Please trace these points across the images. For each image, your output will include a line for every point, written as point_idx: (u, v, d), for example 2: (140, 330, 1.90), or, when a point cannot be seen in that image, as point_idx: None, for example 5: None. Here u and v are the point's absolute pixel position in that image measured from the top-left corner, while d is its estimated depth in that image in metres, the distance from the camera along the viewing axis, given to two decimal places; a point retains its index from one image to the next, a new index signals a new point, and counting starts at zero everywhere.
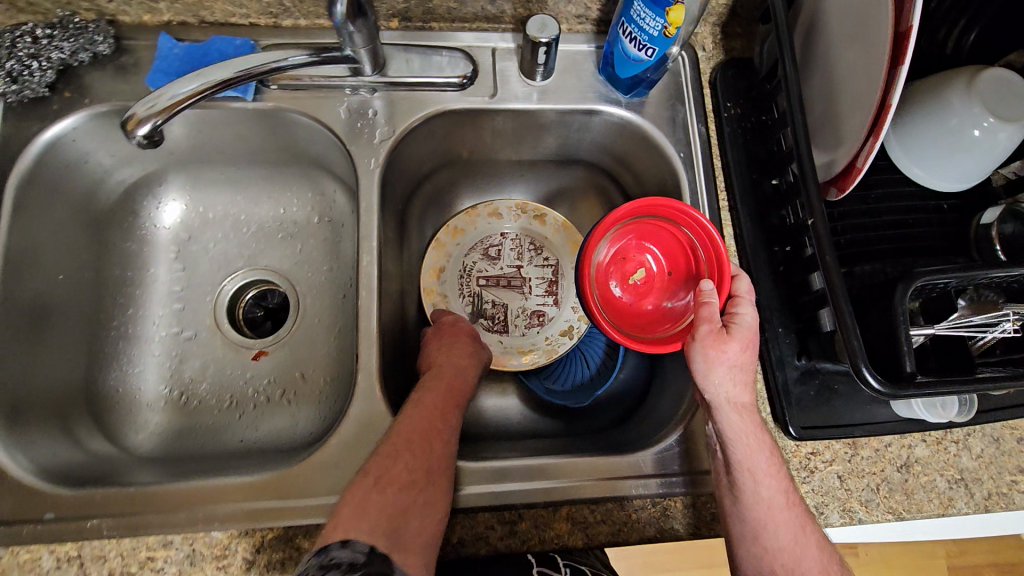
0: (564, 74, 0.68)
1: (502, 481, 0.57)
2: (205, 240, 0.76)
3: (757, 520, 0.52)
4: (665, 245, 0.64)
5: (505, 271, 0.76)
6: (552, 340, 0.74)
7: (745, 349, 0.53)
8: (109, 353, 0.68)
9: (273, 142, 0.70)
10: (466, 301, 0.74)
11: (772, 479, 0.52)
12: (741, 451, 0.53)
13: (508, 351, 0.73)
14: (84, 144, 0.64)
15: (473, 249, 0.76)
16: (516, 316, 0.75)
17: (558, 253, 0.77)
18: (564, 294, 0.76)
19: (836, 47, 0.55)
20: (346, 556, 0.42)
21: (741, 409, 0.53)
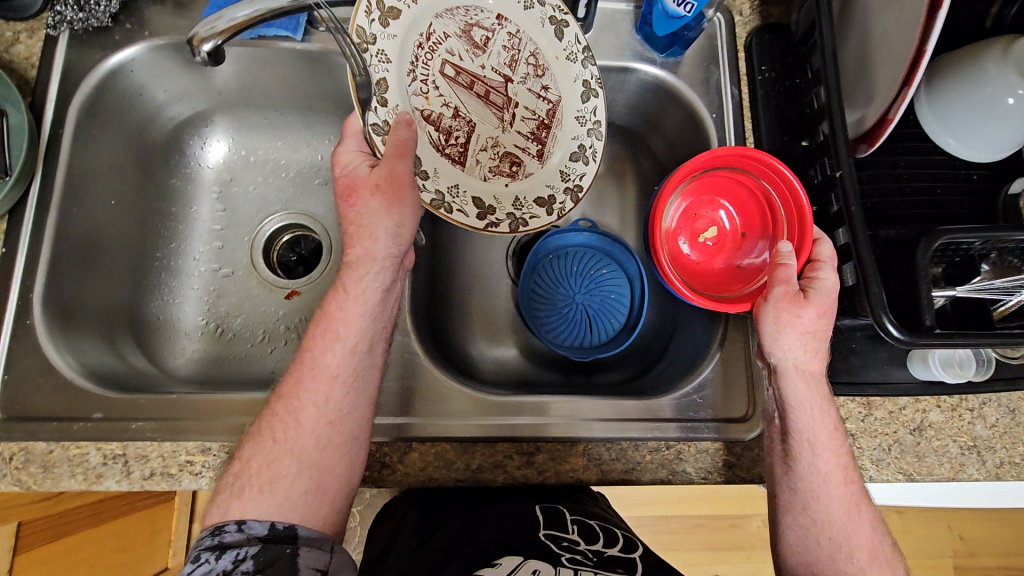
0: (603, 30, 0.70)
1: (521, 415, 0.59)
2: (245, 182, 0.79)
3: (809, 491, 0.53)
4: (740, 204, 0.67)
5: (482, 71, 0.63)
6: (520, 204, 0.64)
7: (823, 316, 0.53)
8: (153, 281, 0.72)
9: (315, 86, 0.73)
10: (421, 89, 0.61)
11: (831, 452, 0.54)
12: (803, 422, 0.53)
13: (455, 197, 0.61)
14: (141, 76, 0.67)
15: (452, 15, 0.61)
16: (484, 147, 0.64)
17: (559, 84, 0.64)
18: (550, 147, 0.65)
19: (874, 6, 0.56)
20: (237, 541, 0.45)
21: (807, 380, 0.53)
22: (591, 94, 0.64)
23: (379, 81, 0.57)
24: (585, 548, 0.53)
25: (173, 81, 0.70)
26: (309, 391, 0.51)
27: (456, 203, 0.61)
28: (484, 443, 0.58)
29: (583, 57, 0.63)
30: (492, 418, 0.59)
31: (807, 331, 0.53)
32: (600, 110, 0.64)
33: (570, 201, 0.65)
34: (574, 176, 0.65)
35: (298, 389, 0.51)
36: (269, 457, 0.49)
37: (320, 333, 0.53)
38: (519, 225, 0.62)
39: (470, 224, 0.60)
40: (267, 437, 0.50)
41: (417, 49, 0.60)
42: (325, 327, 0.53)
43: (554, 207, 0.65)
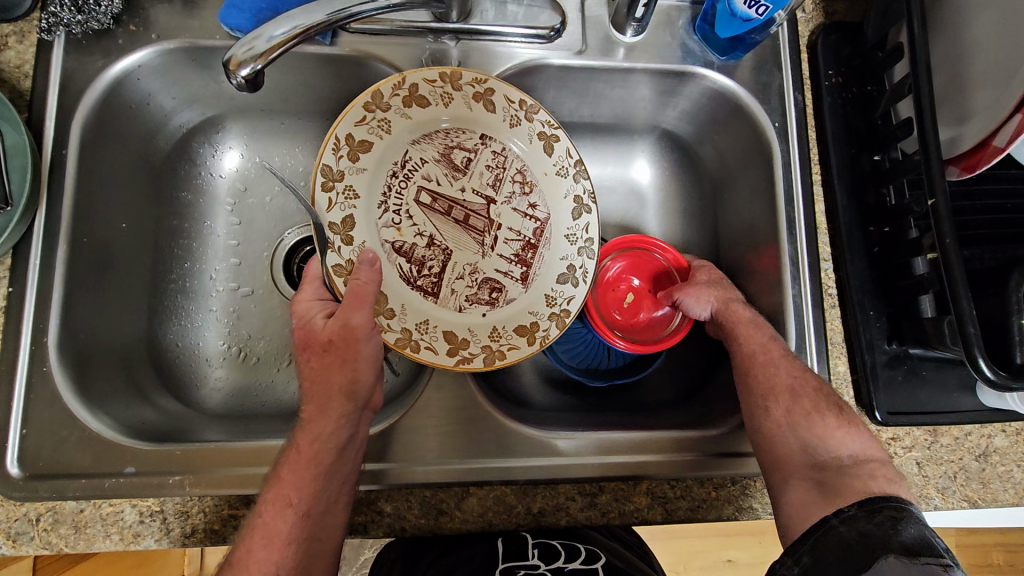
0: (656, 29, 0.64)
1: (582, 456, 0.56)
2: (262, 193, 0.72)
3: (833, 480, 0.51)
4: (636, 267, 0.67)
5: (461, 194, 0.62)
6: (499, 342, 0.58)
7: (709, 279, 0.63)
8: (169, 305, 0.66)
9: (341, 91, 0.66)
10: (392, 221, 0.60)
11: (796, 396, 0.54)
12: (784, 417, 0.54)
13: (422, 338, 0.56)
14: (148, 83, 0.60)
15: (432, 140, 0.61)
16: (460, 275, 0.61)
17: (550, 202, 0.62)
18: (533, 271, 0.62)
19: (975, 14, 0.51)
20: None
21: (757, 357, 0.56)
22: (583, 210, 0.61)
23: (348, 215, 0.56)
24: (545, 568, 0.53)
25: (183, 86, 0.63)
26: (258, 560, 0.47)
27: (430, 342, 0.56)
28: (545, 485, 0.55)
29: (575, 171, 0.61)
30: (552, 458, 0.56)
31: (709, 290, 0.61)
32: (592, 228, 0.61)
33: (557, 327, 0.59)
34: (562, 299, 0.61)
35: (261, 539, 0.48)
36: None
37: (285, 478, 0.49)
38: (494, 359, 0.56)
39: (440, 362, 0.55)
40: None
41: (391, 178, 0.59)
42: (277, 492, 0.49)
43: (539, 335, 0.59)
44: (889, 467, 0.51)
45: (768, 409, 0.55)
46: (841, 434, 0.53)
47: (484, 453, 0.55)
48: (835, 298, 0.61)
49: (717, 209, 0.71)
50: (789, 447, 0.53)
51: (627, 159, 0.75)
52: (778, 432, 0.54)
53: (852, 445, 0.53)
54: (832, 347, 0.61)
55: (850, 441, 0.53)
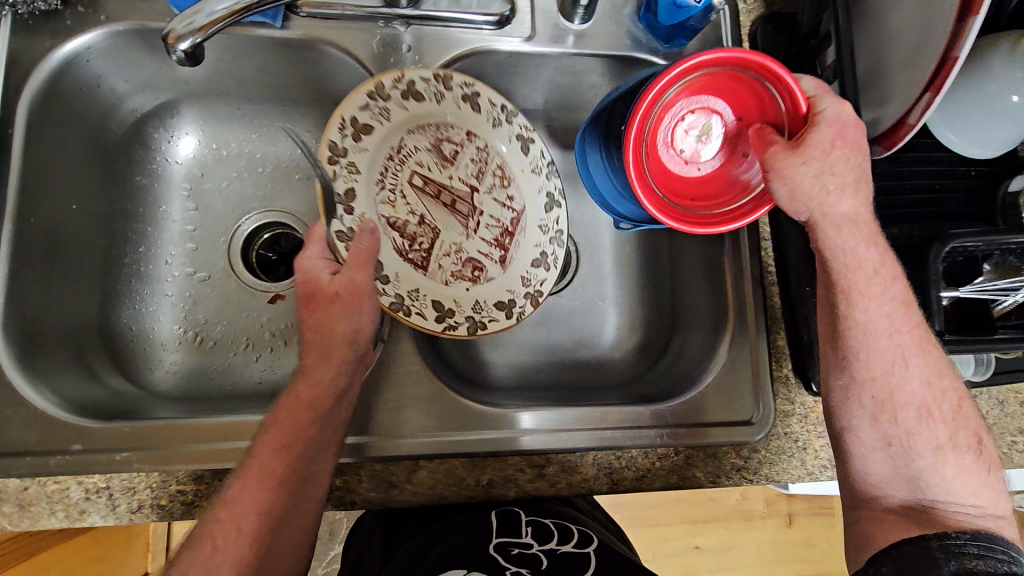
0: (604, 17, 0.66)
1: (530, 432, 0.57)
2: (218, 179, 0.73)
3: (899, 445, 0.51)
4: (732, 99, 0.53)
5: (449, 181, 0.64)
6: (481, 313, 0.60)
7: (825, 166, 0.49)
8: (123, 289, 0.66)
9: (296, 75, 0.67)
10: (387, 196, 0.60)
11: (925, 417, 0.51)
12: (877, 365, 0.51)
13: (415, 302, 0.58)
14: (98, 66, 0.61)
15: (424, 130, 0.62)
16: (447, 253, 0.62)
17: (524, 196, 0.65)
18: (512, 254, 0.64)
19: (891, 3, 0.55)
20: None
21: (875, 339, 0.51)
22: (554, 205, 0.65)
23: (346, 189, 0.57)
24: (538, 548, 0.53)
25: (135, 69, 0.63)
26: (250, 500, 0.46)
27: (420, 308, 0.58)
28: (495, 458, 0.57)
29: (548, 171, 0.65)
30: (501, 431, 0.56)
31: (820, 183, 0.49)
32: (563, 221, 0.64)
33: (532, 305, 0.62)
34: (536, 281, 0.63)
35: (232, 501, 0.47)
36: (223, 547, 0.45)
37: (275, 441, 0.48)
38: (477, 328, 0.59)
39: (430, 329, 0.56)
40: (207, 546, 0.45)
41: (388, 161, 0.60)
42: (274, 437, 0.48)
43: (515, 311, 0.62)
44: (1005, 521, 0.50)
45: (890, 422, 0.51)
46: (977, 481, 0.50)
47: (434, 429, 0.56)
48: (775, 276, 0.65)
49: None
50: (894, 470, 0.51)
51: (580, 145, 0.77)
52: (886, 450, 0.52)
53: (970, 491, 0.50)
54: (772, 321, 0.64)
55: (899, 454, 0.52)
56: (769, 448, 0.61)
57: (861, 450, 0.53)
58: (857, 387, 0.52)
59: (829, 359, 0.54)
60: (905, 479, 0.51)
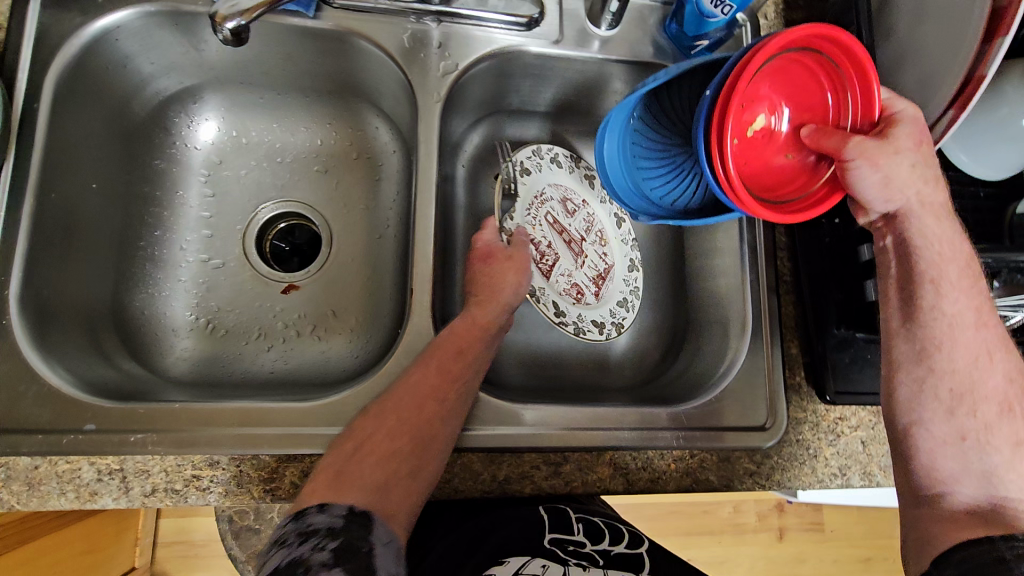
0: (630, 24, 0.68)
1: (546, 424, 0.57)
2: (236, 166, 0.73)
3: (974, 439, 0.49)
4: (791, 88, 0.50)
5: (570, 224, 0.74)
6: (581, 323, 0.70)
7: (915, 159, 0.49)
8: (136, 272, 0.66)
9: (323, 66, 0.68)
10: (530, 219, 0.71)
11: (1005, 412, 0.49)
12: (959, 357, 0.50)
13: (540, 296, 0.69)
14: (126, 45, 0.60)
15: (559, 185, 0.74)
16: (559, 275, 0.71)
17: (617, 256, 0.74)
18: (606, 294, 0.73)
19: (911, 24, 0.57)
20: (323, 521, 0.43)
21: (961, 332, 0.50)
22: (634, 265, 0.75)
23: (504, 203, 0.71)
24: (590, 548, 0.55)
25: (162, 51, 0.63)
26: (422, 394, 0.53)
27: (541, 302, 0.69)
28: (511, 454, 0.57)
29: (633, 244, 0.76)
30: (522, 426, 0.57)
31: (910, 176, 0.49)
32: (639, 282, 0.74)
33: (616, 332, 0.71)
34: (619, 317, 0.72)
35: (405, 388, 0.54)
36: (395, 422, 0.52)
37: (430, 364, 0.55)
38: (579, 331, 0.69)
39: (547, 314, 0.68)
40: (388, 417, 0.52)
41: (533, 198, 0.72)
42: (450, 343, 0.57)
43: (607, 331, 0.71)
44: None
45: (970, 412, 0.49)
46: None
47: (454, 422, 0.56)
48: (790, 285, 0.66)
49: None
50: (966, 465, 0.49)
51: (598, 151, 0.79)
52: (962, 443, 0.49)
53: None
54: (785, 330, 0.65)
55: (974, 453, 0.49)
56: (781, 453, 0.61)
57: (931, 444, 0.50)
58: (935, 374, 0.50)
59: (900, 350, 0.52)
60: (974, 475, 0.48)
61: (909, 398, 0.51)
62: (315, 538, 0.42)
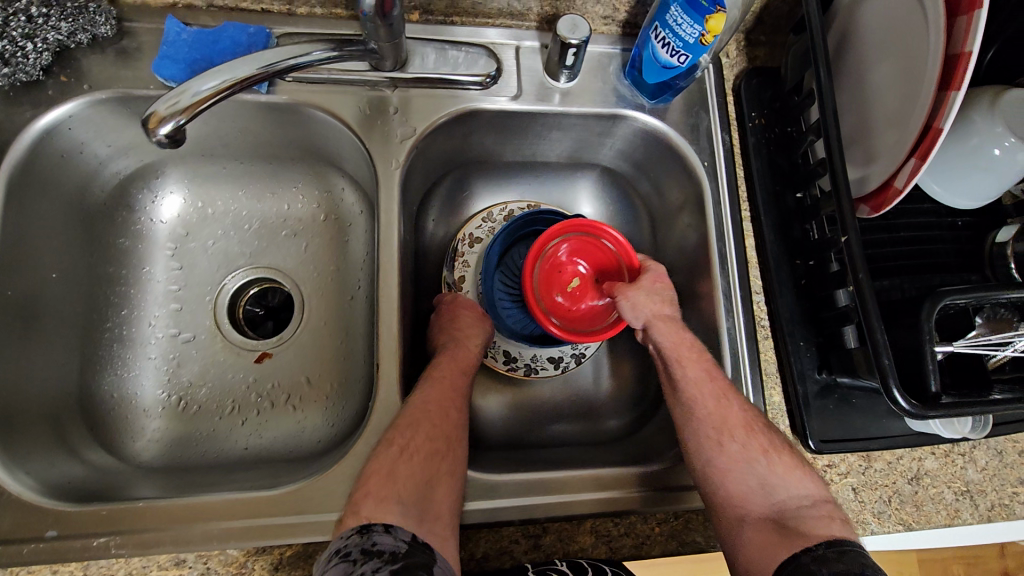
0: (589, 75, 0.68)
1: (527, 494, 0.56)
2: (204, 237, 0.73)
3: (736, 467, 0.54)
4: (589, 255, 0.64)
5: None
6: (535, 361, 0.73)
7: (664, 289, 0.63)
8: (103, 355, 0.65)
9: (282, 134, 0.67)
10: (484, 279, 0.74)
11: (750, 432, 0.55)
12: (708, 408, 0.56)
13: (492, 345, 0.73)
14: (80, 133, 0.60)
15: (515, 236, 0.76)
16: None
17: None
18: None
19: (873, 62, 0.56)
20: (388, 544, 0.43)
21: (699, 387, 0.57)
22: None
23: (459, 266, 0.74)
24: None
25: (117, 134, 0.62)
26: (424, 432, 0.52)
27: (491, 353, 0.73)
28: (489, 529, 0.55)
29: None
30: (499, 500, 0.56)
31: (660, 300, 0.62)
32: None
33: (575, 362, 0.73)
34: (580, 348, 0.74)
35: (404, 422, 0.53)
36: (413, 449, 0.51)
37: (419, 404, 0.54)
38: (530, 370, 0.73)
39: (495, 364, 0.72)
40: (394, 445, 0.51)
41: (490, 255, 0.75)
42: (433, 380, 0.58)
43: (563, 363, 0.73)
44: (839, 509, 0.52)
45: (723, 444, 0.54)
46: (804, 477, 0.53)
47: None
48: (768, 329, 0.64)
49: (656, 237, 0.76)
50: (750, 489, 0.53)
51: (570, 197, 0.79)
52: (732, 471, 0.54)
53: (805, 488, 0.53)
54: (767, 379, 0.63)
55: (778, 481, 0.53)
56: None
57: (720, 478, 0.54)
58: (687, 420, 0.57)
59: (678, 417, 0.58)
60: (756, 499, 0.53)
61: (712, 450, 0.55)
62: (379, 559, 0.41)
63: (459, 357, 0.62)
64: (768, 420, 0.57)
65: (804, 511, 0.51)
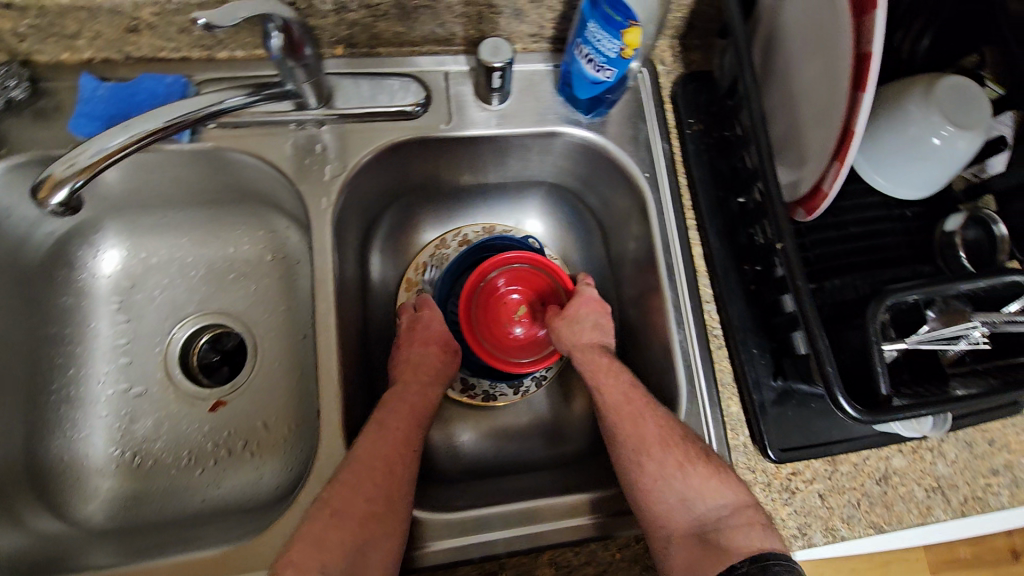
0: (522, 95, 0.67)
1: (482, 530, 0.55)
2: (150, 288, 0.72)
3: (659, 485, 0.54)
4: (530, 286, 0.71)
5: None
6: (494, 388, 0.73)
7: (587, 317, 0.67)
8: (49, 418, 0.64)
9: (217, 180, 0.66)
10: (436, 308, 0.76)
11: (667, 447, 0.55)
12: (628, 430, 0.57)
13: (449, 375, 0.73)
14: (3, 198, 0.59)
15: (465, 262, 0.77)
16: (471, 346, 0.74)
17: None
18: None
19: (795, 63, 0.55)
20: None
21: (618, 409, 0.59)
22: None
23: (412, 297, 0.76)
24: None
25: None
26: (365, 493, 0.51)
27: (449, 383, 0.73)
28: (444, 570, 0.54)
29: None
30: (451, 539, 0.55)
31: (580, 329, 0.66)
32: None
33: (536, 386, 0.74)
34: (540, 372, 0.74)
35: (341, 483, 0.52)
36: (348, 507, 0.50)
37: (363, 457, 0.53)
38: (489, 398, 0.73)
39: (454, 395, 0.72)
40: (329, 510, 0.50)
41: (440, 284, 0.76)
42: (380, 432, 0.56)
43: (523, 388, 0.74)
44: (762, 511, 0.52)
45: (642, 464, 0.55)
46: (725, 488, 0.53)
47: None
48: (721, 338, 0.63)
49: (609, 250, 0.75)
50: (674, 505, 0.53)
51: (520, 216, 0.79)
52: (655, 490, 0.54)
53: (724, 498, 0.52)
54: (724, 389, 0.61)
55: (701, 496, 0.53)
56: None
57: (644, 498, 0.54)
58: (612, 441, 0.58)
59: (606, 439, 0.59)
60: (679, 518, 0.53)
61: (636, 470, 0.55)
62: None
63: (410, 399, 0.61)
64: (690, 431, 0.57)
65: (723, 522, 0.51)
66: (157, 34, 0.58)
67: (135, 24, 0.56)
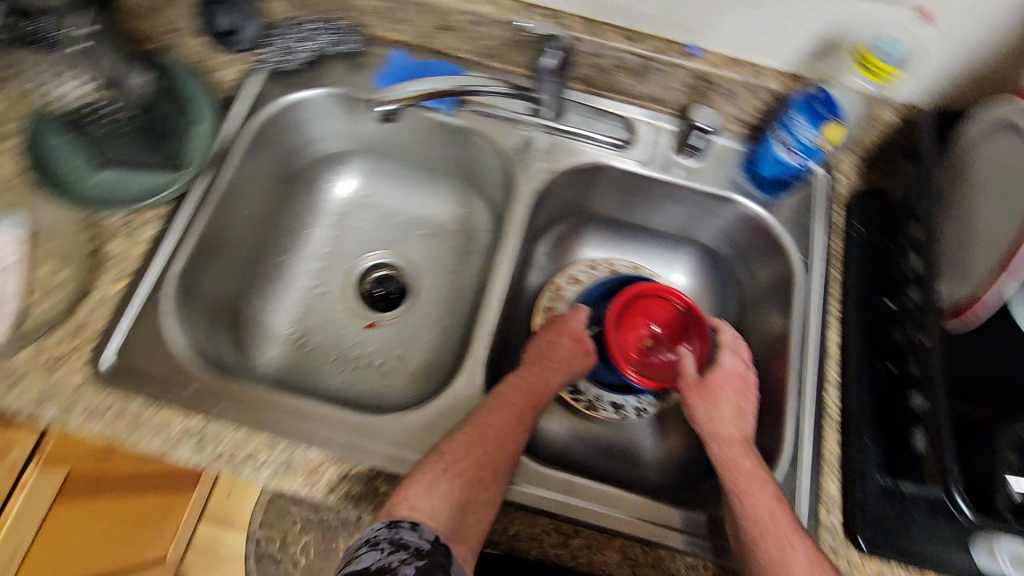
0: (713, 161, 0.78)
1: (568, 491, 0.60)
2: (359, 219, 0.88)
3: None
4: (668, 329, 0.77)
5: None
6: (598, 400, 0.78)
7: (727, 399, 0.68)
8: (258, 283, 0.80)
9: (450, 154, 0.83)
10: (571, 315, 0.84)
11: None
12: (768, 553, 0.53)
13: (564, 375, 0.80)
14: (306, 115, 0.79)
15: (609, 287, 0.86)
16: None
17: None
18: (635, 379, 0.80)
19: (978, 196, 0.61)
20: (413, 540, 0.50)
21: (756, 525, 0.55)
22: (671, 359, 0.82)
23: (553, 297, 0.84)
24: None
25: (331, 123, 0.82)
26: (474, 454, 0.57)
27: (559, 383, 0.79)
28: (525, 513, 0.59)
29: None
30: (531, 486, 0.60)
31: (722, 413, 0.66)
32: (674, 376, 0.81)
33: (635, 414, 0.79)
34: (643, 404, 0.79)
35: (453, 445, 0.58)
36: (460, 464, 0.56)
37: (479, 426, 0.59)
38: (591, 407, 0.78)
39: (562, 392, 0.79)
40: (444, 457, 0.56)
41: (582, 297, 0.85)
42: (496, 426, 0.60)
43: (623, 411, 0.79)
44: None
45: None
46: None
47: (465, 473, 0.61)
48: (836, 421, 0.65)
49: (742, 320, 0.81)
50: None
51: (668, 265, 0.87)
52: None
53: None
54: (826, 467, 0.63)
55: None
56: None
57: None
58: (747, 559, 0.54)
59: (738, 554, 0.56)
60: None
61: None
62: (404, 552, 0.49)
63: (522, 398, 0.65)
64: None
65: None
66: (457, 36, 0.78)
67: (447, 24, 0.76)
